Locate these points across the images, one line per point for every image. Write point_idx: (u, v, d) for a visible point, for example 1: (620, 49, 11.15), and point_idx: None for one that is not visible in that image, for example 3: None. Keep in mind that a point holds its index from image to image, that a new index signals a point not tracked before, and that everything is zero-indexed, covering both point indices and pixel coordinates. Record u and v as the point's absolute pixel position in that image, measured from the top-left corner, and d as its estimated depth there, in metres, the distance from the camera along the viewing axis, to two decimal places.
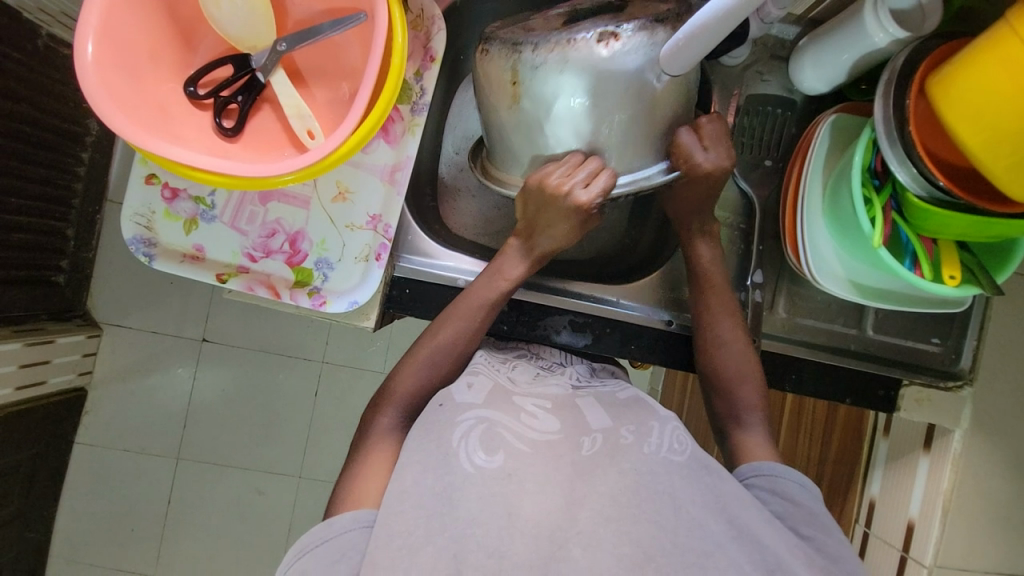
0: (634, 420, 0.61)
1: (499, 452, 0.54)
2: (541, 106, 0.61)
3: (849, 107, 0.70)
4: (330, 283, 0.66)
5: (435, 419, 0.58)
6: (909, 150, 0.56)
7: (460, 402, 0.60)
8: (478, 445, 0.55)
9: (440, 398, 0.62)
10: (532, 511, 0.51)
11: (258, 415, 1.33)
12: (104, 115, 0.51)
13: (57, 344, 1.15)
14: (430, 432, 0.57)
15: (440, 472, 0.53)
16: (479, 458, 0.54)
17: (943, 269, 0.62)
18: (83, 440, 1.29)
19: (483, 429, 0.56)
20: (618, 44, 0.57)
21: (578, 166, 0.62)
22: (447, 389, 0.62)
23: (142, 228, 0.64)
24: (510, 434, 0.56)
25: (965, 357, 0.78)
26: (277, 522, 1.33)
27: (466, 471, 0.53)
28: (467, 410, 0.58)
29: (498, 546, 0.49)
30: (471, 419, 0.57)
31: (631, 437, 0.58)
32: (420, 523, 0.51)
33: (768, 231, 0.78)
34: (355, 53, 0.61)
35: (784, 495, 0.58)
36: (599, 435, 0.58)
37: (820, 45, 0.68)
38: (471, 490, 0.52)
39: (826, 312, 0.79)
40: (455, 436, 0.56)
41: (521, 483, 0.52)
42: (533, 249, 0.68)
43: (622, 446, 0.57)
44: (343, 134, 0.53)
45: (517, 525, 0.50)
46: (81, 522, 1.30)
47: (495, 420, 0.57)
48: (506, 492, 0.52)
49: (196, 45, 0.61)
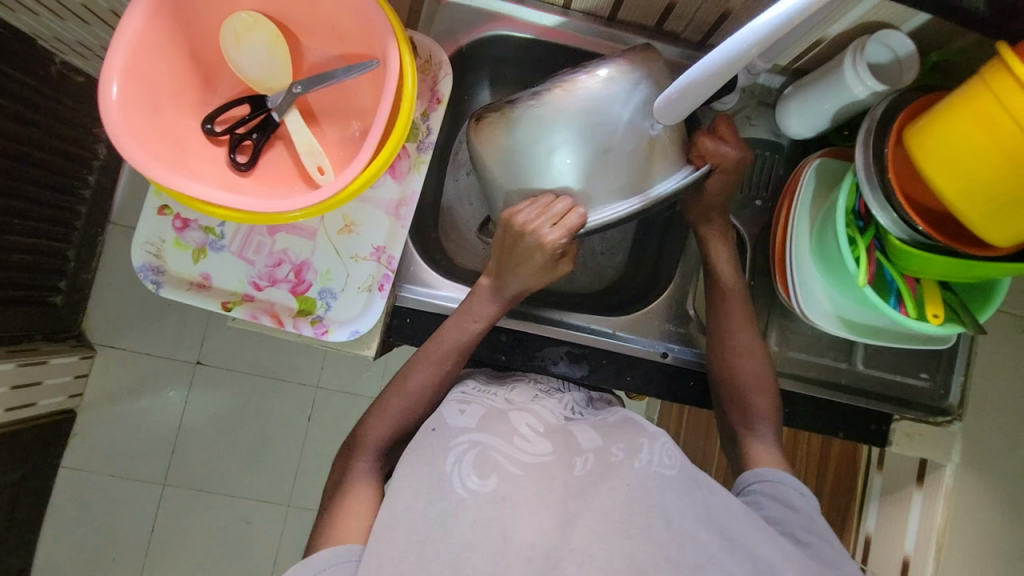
0: (624, 437, 0.61)
1: (492, 475, 0.54)
2: (526, 153, 0.65)
3: (833, 152, 0.74)
4: (333, 312, 0.68)
5: (427, 445, 0.59)
6: (889, 196, 0.59)
7: (454, 427, 0.60)
8: (471, 469, 0.55)
9: (433, 422, 0.62)
10: (526, 534, 0.51)
11: (250, 440, 1.32)
12: (124, 151, 0.53)
13: (50, 365, 1.15)
14: (425, 457, 0.57)
15: (434, 496, 0.54)
16: (473, 483, 0.54)
17: (926, 307, 0.64)
18: (69, 464, 1.27)
19: (477, 452, 0.56)
20: (602, 76, 0.63)
21: (541, 206, 0.65)
22: (440, 414, 0.63)
23: (151, 256, 0.66)
24: (505, 459, 0.56)
25: (954, 392, 0.80)
26: (263, 552, 1.30)
27: (460, 497, 0.53)
28: (460, 434, 0.59)
29: (491, 572, 0.49)
30: (464, 443, 0.57)
31: (622, 454, 0.59)
32: (410, 551, 0.51)
33: (759, 267, 0.81)
34: (366, 95, 0.64)
35: (784, 500, 0.61)
36: (591, 455, 0.59)
37: (804, 94, 0.73)
38: (464, 515, 0.52)
39: (817, 346, 0.81)
40: (448, 461, 0.56)
41: (514, 507, 0.52)
42: (503, 290, 0.69)
43: (613, 463, 0.58)
44: (352, 173, 0.56)
45: (512, 547, 0.50)
46: (60, 550, 1.26)
47: (488, 443, 0.58)
48: (501, 517, 0.52)
49: (215, 86, 0.64)
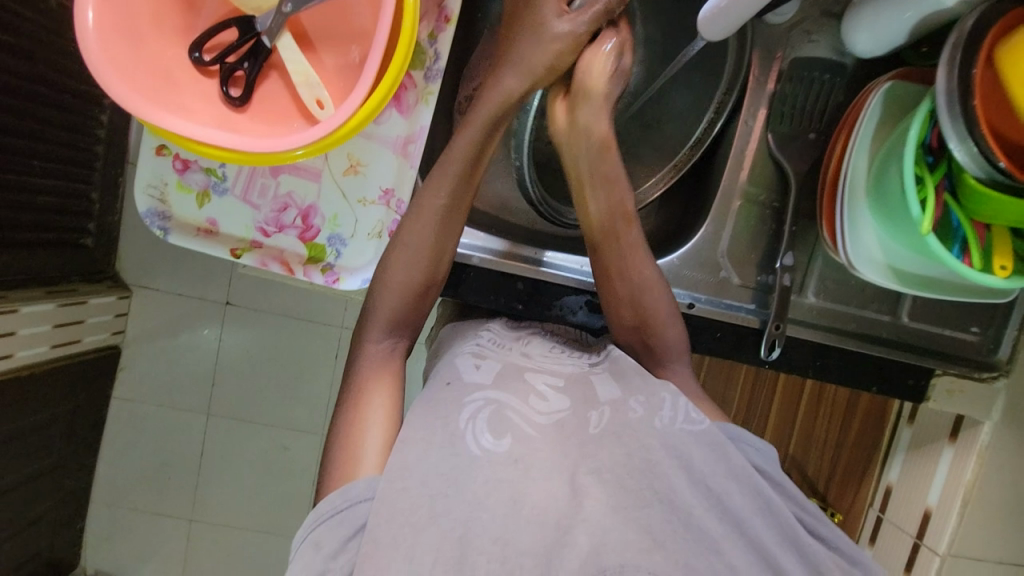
0: (643, 390, 0.60)
1: (507, 435, 0.54)
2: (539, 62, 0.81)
3: (907, 72, 0.63)
4: (343, 259, 0.65)
5: (440, 399, 0.58)
6: (972, 127, 0.50)
7: (469, 382, 0.59)
8: (486, 427, 0.54)
9: (448, 375, 0.61)
10: (539, 496, 0.50)
11: (281, 376, 1.38)
12: (108, 88, 0.50)
13: (89, 305, 1.19)
14: (439, 408, 0.57)
15: (447, 451, 0.53)
16: (486, 441, 0.53)
17: (994, 258, 0.57)
18: (120, 395, 1.36)
19: (492, 410, 0.56)
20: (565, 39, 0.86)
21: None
22: (454, 367, 0.62)
23: (156, 200, 0.64)
24: (518, 417, 0.56)
25: (1005, 347, 0.73)
26: (301, 475, 1.40)
27: (473, 455, 0.52)
28: (476, 391, 0.58)
29: (502, 533, 0.48)
30: (479, 401, 0.56)
31: (641, 410, 0.57)
32: (420, 504, 0.50)
33: (804, 210, 0.73)
34: (364, 14, 0.57)
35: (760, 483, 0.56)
36: (608, 408, 0.58)
37: (877, 3, 0.62)
38: (478, 473, 0.51)
39: (859, 297, 0.74)
40: (461, 418, 0.55)
41: (528, 470, 0.51)
42: (523, 58, 0.60)
43: (630, 420, 0.56)
44: (352, 106, 0.51)
45: (523, 513, 0.49)
46: (121, 469, 1.39)
47: (504, 402, 0.57)
48: (513, 479, 0.51)
49: (200, 7, 0.57)
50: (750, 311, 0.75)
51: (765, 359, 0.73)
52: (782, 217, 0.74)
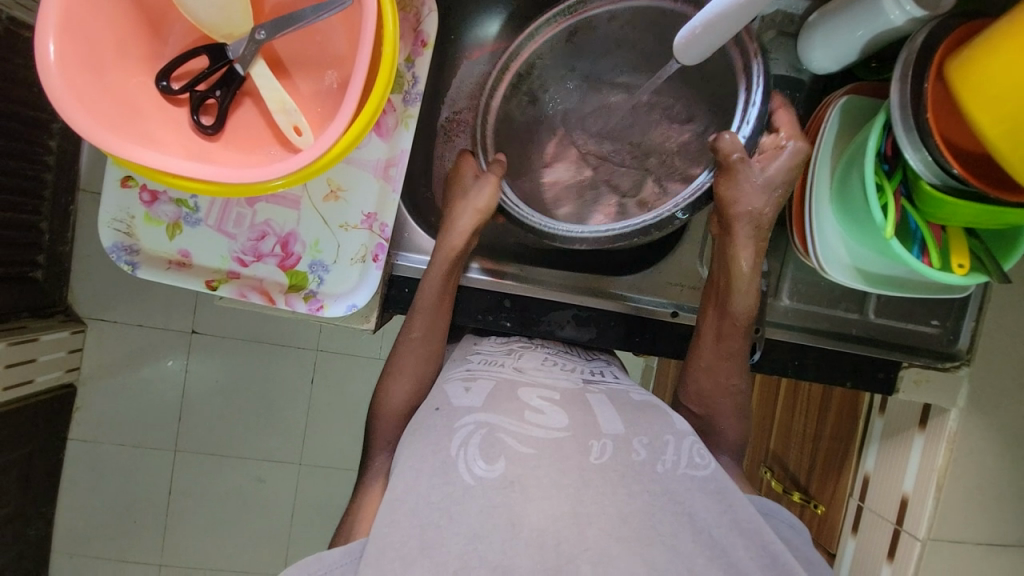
0: (647, 430, 0.58)
1: (500, 459, 0.52)
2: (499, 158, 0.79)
3: (859, 87, 0.67)
4: (326, 286, 0.64)
5: (431, 425, 0.57)
6: (925, 138, 0.54)
7: (459, 406, 0.58)
8: (478, 453, 0.53)
9: (438, 401, 0.61)
10: (536, 519, 0.48)
11: (254, 405, 1.32)
12: (71, 120, 0.47)
13: (41, 342, 1.10)
14: (429, 437, 0.56)
15: (439, 479, 0.52)
16: (479, 468, 0.52)
17: (952, 257, 0.61)
18: (77, 435, 1.27)
19: (484, 434, 0.54)
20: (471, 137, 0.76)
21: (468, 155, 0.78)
22: (445, 393, 0.61)
23: (122, 234, 0.61)
24: (511, 438, 0.54)
25: (964, 337, 0.79)
26: (278, 508, 1.34)
27: (467, 483, 0.51)
28: (466, 414, 0.57)
29: (501, 561, 0.46)
30: (470, 425, 0.55)
31: (644, 454, 0.56)
32: (412, 536, 0.48)
33: (773, 218, 0.76)
34: (340, 40, 0.56)
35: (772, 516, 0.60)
36: (610, 441, 0.56)
37: (831, 21, 0.66)
38: (472, 502, 0.49)
39: (829, 298, 0.79)
40: (453, 444, 0.54)
41: (524, 492, 0.50)
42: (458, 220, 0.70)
43: (633, 462, 0.54)
44: (332, 134, 0.51)
45: (522, 536, 0.47)
46: (80, 516, 1.29)
47: (496, 423, 0.55)
48: (508, 504, 0.49)
49: (166, 35, 0.56)
50: None
51: (747, 362, 0.76)
52: None
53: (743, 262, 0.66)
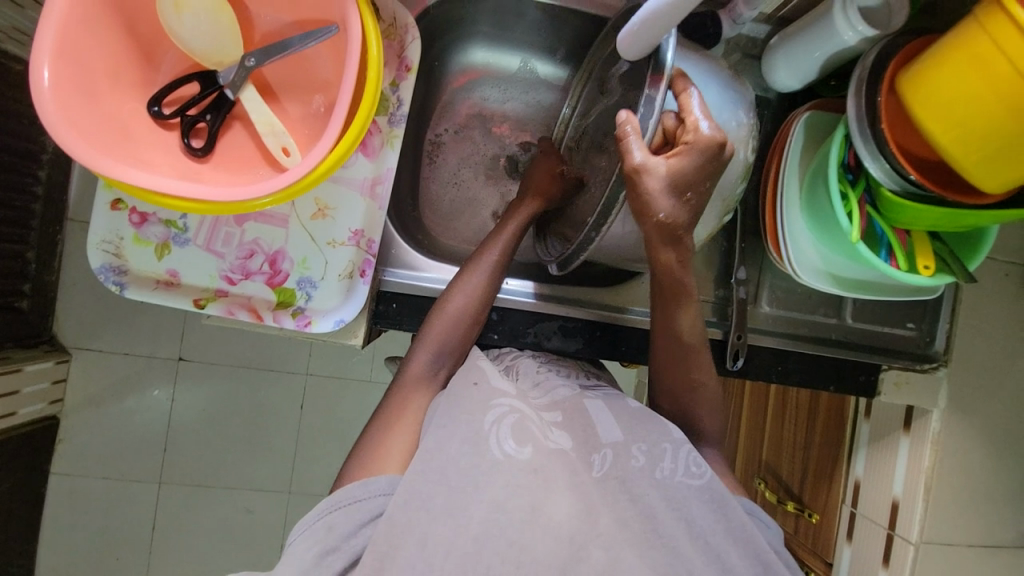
0: (646, 437, 0.57)
1: (529, 443, 0.53)
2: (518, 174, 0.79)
3: (821, 103, 0.71)
4: (314, 302, 0.65)
5: (466, 395, 0.57)
6: (882, 147, 0.58)
7: (495, 386, 0.59)
8: (510, 434, 0.53)
9: (476, 376, 0.60)
10: (556, 513, 0.49)
11: (242, 432, 1.30)
12: (62, 143, 0.48)
13: (24, 373, 1.09)
14: (463, 408, 0.56)
15: (469, 451, 0.52)
16: (509, 447, 0.53)
17: (917, 259, 0.64)
18: (59, 470, 1.24)
19: (515, 419, 0.55)
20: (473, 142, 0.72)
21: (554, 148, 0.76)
22: (482, 369, 0.61)
23: (111, 255, 0.62)
24: (538, 432, 0.55)
25: (940, 339, 0.82)
26: (267, 539, 1.30)
27: (495, 458, 0.51)
28: (502, 396, 0.58)
29: (520, 539, 0.46)
30: (503, 406, 0.56)
31: (643, 459, 0.55)
32: (439, 492, 0.49)
33: (749, 228, 0.79)
34: (327, 65, 0.59)
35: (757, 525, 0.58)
36: (610, 451, 0.56)
37: (792, 43, 0.70)
38: (498, 477, 0.50)
39: (808, 304, 0.81)
40: (486, 420, 0.54)
41: (547, 483, 0.51)
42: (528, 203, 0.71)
43: (631, 468, 0.55)
44: (321, 152, 0.53)
45: (541, 521, 0.48)
46: (59, 556, 1.25)
47: (524, 413, 0.57)
48: (532, 488, 0.50)
49: (159, 62, 0.58)
50: (711, 324, 0.79)
51: (731, 369, 0.77)
52: (732, 234, 0.80)
53: (664, 254, 0.59)
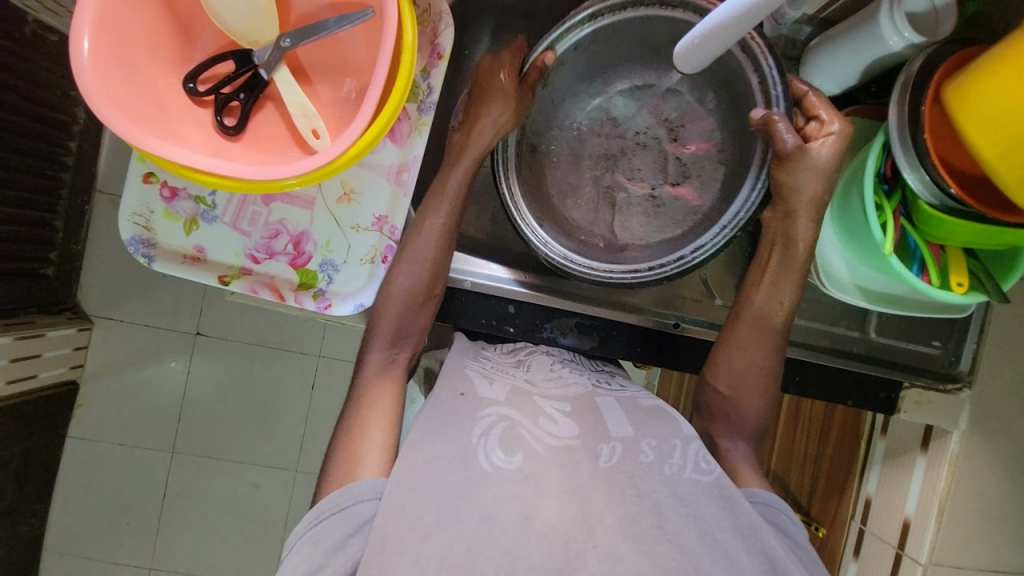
0: (656, 433, 0.58)
1: (518, 452, 0.54)
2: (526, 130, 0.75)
3: (859, 110, 0.70)
4: (336, 285, 0.65)
5: (454, 408, 0.58)
6: (923, 158, 0.56)
7: (482, 397, 0.60)
8: (498, 444, 0.54)
9: (461, 386, 0.61)
10: (548, 516, 0.49)
11: (254, 409, 1.32)
12: (100, 115, 0.49)
13: (47, 338, 1.12)
14: (451, 421, 0.56)
15: (457, 462, 0.53)
16: (498, 458, 0.53)
17: (950, 276, 0.62)
18: (76, 433, 1.28)
19: (504, 427, 0.56)
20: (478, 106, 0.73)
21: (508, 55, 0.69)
22: (467, 379, 0.62)
23: (140, 228, 0.63)
24: (530, 437, 0.56)
25: (965, 359, 0.80)
26: (272, 514, 1.33)
27: (483, 470, 0.52)
28: (490, 405, 0.58)
29: (512, 547, 0.47)
30: (491, 416, 0.56)
31: (652, 456, 0.56)
32: (429, 511, 0.49)
33: None
34: (360, 48, 0.59)
35: (781, 528, 0.56)
36: (619, 445, 0.56)
37: (834, 46, 0.68)
38: (488, 489, 0.51)
39: (830, 315, 0.81)
40: (473, 433, 0.55)
41: (539, 490, 0.51)
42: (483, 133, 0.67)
43: (642, 465, 0.55)
44: (350, 136, 0.53)
45: (533, 529, 0.48)
46: (73, 515, 1.29)
47: (516, 419, 0.57)
48: (525, 497, 0.50)
49: (196, 40, 0.59)
50: None
51: None
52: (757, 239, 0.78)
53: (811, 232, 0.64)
